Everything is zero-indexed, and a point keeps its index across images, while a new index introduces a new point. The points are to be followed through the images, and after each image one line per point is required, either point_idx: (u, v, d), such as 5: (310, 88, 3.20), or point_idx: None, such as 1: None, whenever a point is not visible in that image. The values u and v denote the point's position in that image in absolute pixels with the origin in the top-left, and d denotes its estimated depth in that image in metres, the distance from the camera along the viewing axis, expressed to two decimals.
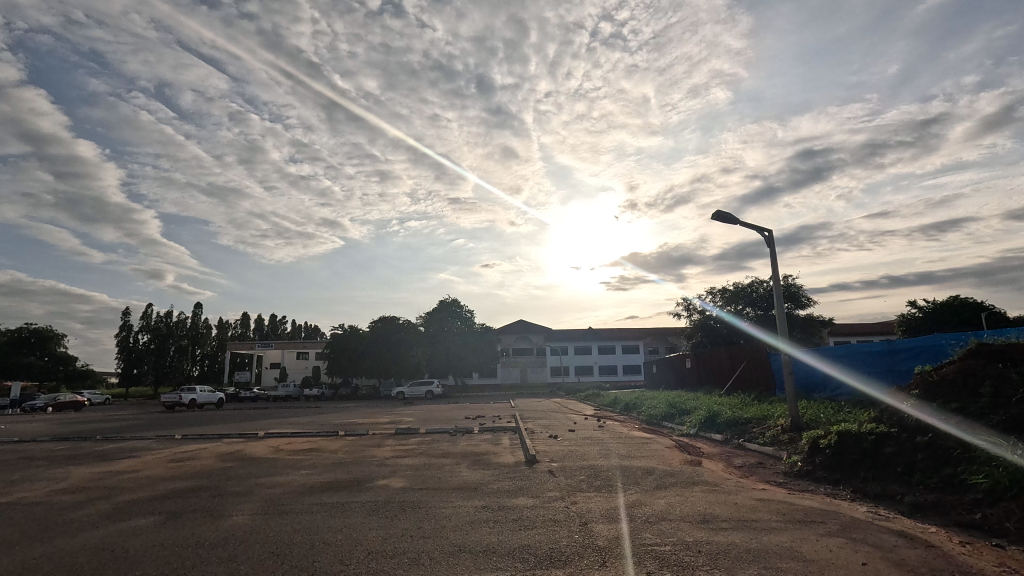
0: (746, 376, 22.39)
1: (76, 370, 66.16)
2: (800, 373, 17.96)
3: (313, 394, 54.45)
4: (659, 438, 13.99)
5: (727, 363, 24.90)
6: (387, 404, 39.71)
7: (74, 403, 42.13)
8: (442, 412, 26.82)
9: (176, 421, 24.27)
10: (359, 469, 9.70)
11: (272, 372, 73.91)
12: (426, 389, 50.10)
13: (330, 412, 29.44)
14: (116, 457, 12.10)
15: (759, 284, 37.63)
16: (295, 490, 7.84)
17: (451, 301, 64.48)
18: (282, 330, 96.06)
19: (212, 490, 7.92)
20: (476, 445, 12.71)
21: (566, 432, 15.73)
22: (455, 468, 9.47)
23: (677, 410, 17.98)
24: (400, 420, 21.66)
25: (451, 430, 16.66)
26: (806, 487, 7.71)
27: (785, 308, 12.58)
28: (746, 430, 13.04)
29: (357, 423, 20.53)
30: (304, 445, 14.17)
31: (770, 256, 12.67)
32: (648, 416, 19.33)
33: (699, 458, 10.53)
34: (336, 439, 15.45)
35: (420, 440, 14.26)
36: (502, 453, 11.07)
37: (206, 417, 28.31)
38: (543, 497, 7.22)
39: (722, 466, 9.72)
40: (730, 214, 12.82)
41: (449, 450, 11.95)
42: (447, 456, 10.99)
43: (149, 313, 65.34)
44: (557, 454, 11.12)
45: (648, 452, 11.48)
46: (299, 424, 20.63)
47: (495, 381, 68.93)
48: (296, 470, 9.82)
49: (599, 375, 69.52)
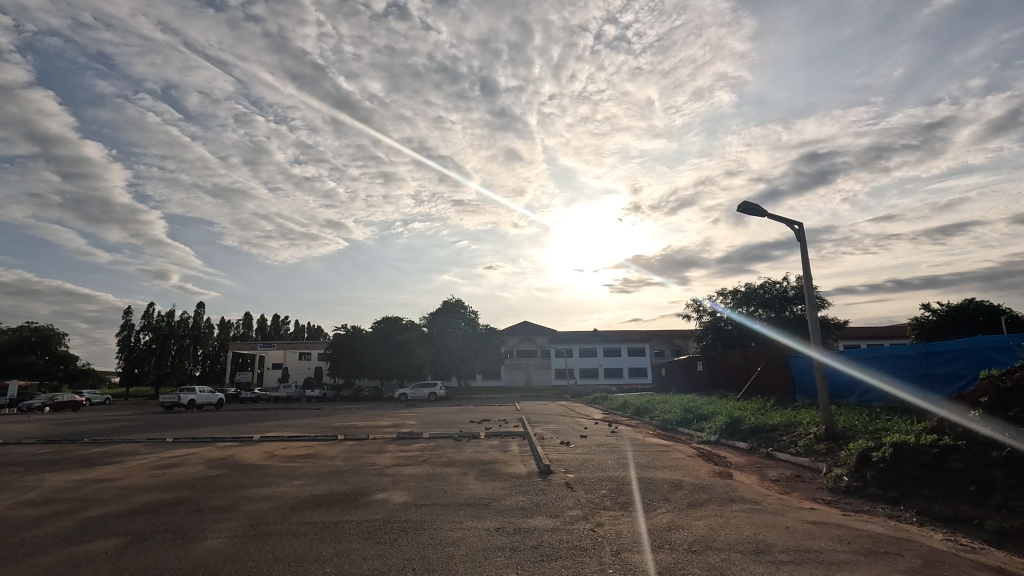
0: (764, 381, 21.51)
1: (76, 369, 65.66)
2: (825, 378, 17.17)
3: (315, 396, 53.80)
4: (678, 445, 13.10)
5: (743, 366, 23.98)
6: (389, 406, 38.91)
7: (72, 403, 41.54)
8: (446, 414, 26.05)
9: (172, 423, 23.57)
10: (356, 479, 8.85)
11: (274, 372, 73.28)
12: (429, 390, 49.26)
13: (329, 415, 28.63)
14: (99, 463, 11.28)
15: (772, 284, 36.64)
16: (283, 505, 6.98)
17: (455, 302, 63.72)
18: (285, 330, 95.55)
19: (192, 504, 7.07)
20: (483, 453, 11.81)
21: (577, 437, 14.88)
22: (463, 480, 8.59)
23: (693, 415, 17.08)
24: (403, 423, 20.85)
25: (456, 434, 15.84)
26: (860, 506, 6.83)
27: (817, 307, 11.68)
28: (773, 438, 12.15)
29: (358, 426, 19.74)
30: (300, 450, 13.36)
31: (800, 251, 11.79)
32: (661, 421, 18.44)
33: (728, 470, 9.64)
34: (334, 444, 14.61)
35: (422, 446, 13.39)
36: (512, 462, 10.20)
37: (205, 419, 27.65)
38: (564, 516, 6.35)
39: (755, 479, 8.84)
40: (758, 205, 11.92)
41: (454, 459, 11.07)
42: (453, 465, 10.14)
43: (151, 313, 64.86)
44: (572, 464, 10.24)
45: (669, 462, 10.60)
46: (298, 427, 19.87)
47: (499, 383, 68.13)
48: (288, 479, 9.00)
49: (605, 377, 68.59)
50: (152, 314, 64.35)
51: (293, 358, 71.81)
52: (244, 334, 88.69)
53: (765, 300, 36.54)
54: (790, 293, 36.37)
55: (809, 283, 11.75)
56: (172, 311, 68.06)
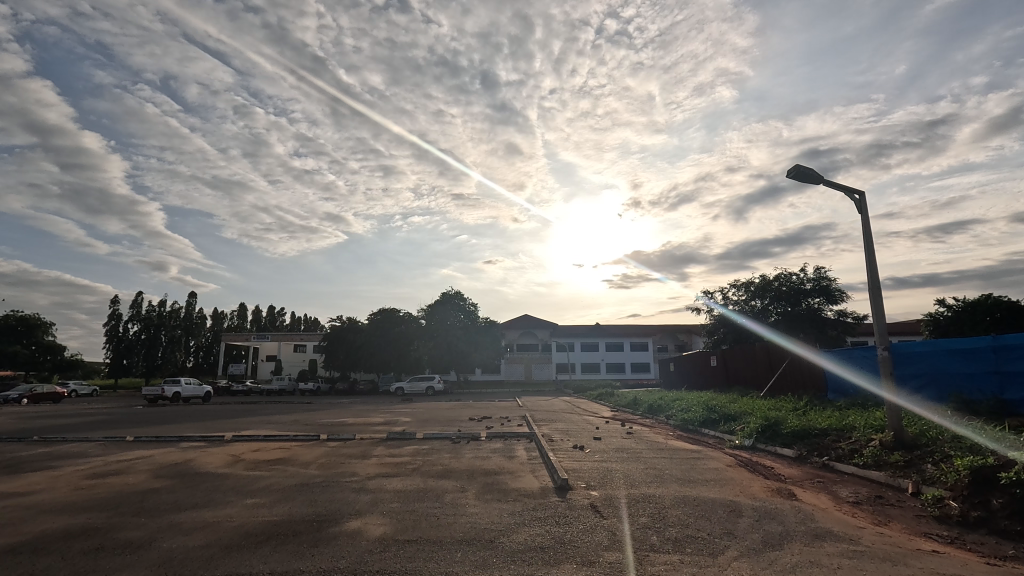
0: (789, 379, 19.85)
1: (64, 360, 63.99)
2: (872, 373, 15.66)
3: (308, 390, 52.45)
4: (710, 452, 11.40)
5: (762, 362, 22.32)
6: (384, 401, 37.27)
7: (52, 395, 39.79)
8: (443, 410, 24.28)
9: (145, 418, 21.78)
10: (330, 498, 7.04)
11: (268, 365, 71.50)
12: (427, 385, 47.95)
13: (318, 410, 26.88)
14: (26, 469, 9.49)
15: (788, 275, 34.72)
16: (217, 542, 5.16)
17: (453, 293, 61.78)
18: (281, 322, 93.83)
19: (95, 539, 5.22)
20: (486, 460, 9.99)
21: (591, 440, 13.13)
22: (460, 502, 6.78)
23: (719, 416, 15.30)
24: (396, 420, 19.12)
25: (453, 435, 14.07)
26: (999, 549, 5.03)
27: (881, 291, 9.88)
28: (824, 443, 10.40)
29: (347, 424, 17.96)
30: (273, 453, 11.59)
31: (861, 224, 10.03)
32: (681, 421, 16.70)
33: (788, 487, 7.87)
34: (315, 445, 12.82)
35: (415, 450, 11.57)
36: (523, 474, 8.41)
37: (185, 413, 25.84)
38: (604, 567, 4.53)
39: (829, 500, 7.03)
40: (813, 170, 10.10)
41: (452, 468, 9.26)
42: (450, 478, 8.34)
43: (140, 303, 62.89)
44: (592, 477, 8.43)
45: (710, 474, 8.83)
46: (280, 424, 18.11)
47: (499, 377, 66.57)
48: (243, 495, 7.17)
49: (607, 373, 66.91)
50: (141, 303, 62.43)
51: (288, 350, 70.31)
52: (238, 325, 86.85)
53: (780, 293, 34.59)
54: (807, 286, 34.48)
55: (871, 262, 9.97)
56: (163, 301, 66.13)
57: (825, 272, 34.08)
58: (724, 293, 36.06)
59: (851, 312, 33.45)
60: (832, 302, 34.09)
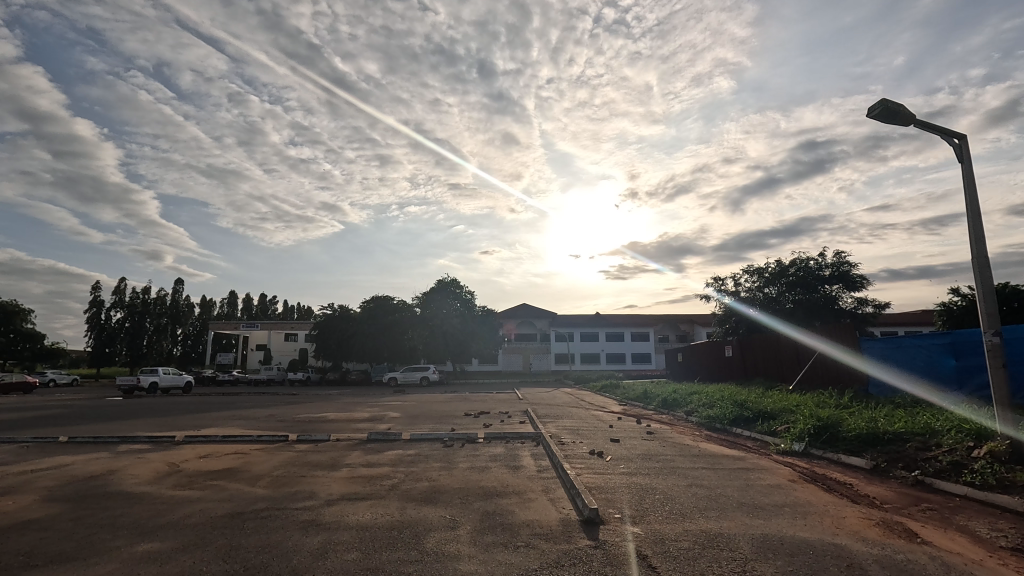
0: (820, 372, 17.91)
1: (44, 348, 61.39)
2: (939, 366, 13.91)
3: (298, 378, 50.30)
4: (756, 460, 9.42)
5: (786, 353, 20.37)
6: (376, 392, 35.30)
7: (23, 385, 37.50)
8: (437, 404, 22.21)
9: (105, 413, 19.67)
10: (263, 543, 4.88)
11: (258, 354, 69.43)
12: (421, 374, 45.96)
13: (302, 403, 24.78)
14: None
15: (806, 261, 32.54)
16: None
17: (449, 280, 59.52)
18: (273, 310, 91.64)
19: None
20: (484, 476, 7.91)
21: (608, 443, 11.11)
22: (450, 551, 4.66)
23: (754, 413, 13.25)
24: (383, 417, 17.04)
25: (446, 436, 12.01)
26: None
27: (987, 261, 7.81)
28: (906, 451, 8.40)
29: (324, 421, 15.82)
30: (225, 461, 9.42)
31: (963, 175, 7.92)
32: (707, 419, 14.65)
33: (894, 519, 5.84)
34: (280, 450, 10.65)
35: (397, 458, 9.44)
36: (535, 502, 6.27)
37: (157, 407, 23.69)
38: None
39: (971, 545, 4.98)
40: (903, 106, 7.90)
41: (442, 489, 7.09)
42: (438, 506, 6.18)
43: (123, 289, 60.24)
44: (624, 501, 6.38)
45: (780, 497, 6.76)
46: (251, 421, 15.93)
47: (496, 368, 64.65)
48: (139, 538, 4.99)
49: (607, 364, 65.03)
50: (124, 289, 59.85)
51: (278, 340, 68.13)
52: (228, 314, 84.56)
53: (796, 280, 32.47)
54: (824, 273, 32.39)
55: (976, 225, 7.88)
56: (147, 287, 63.57)
57: (845, 256, 31.94)
58: (736, 280, 33.90)
59: (871, 301, 31.35)
60: (851, 289, 32.03)
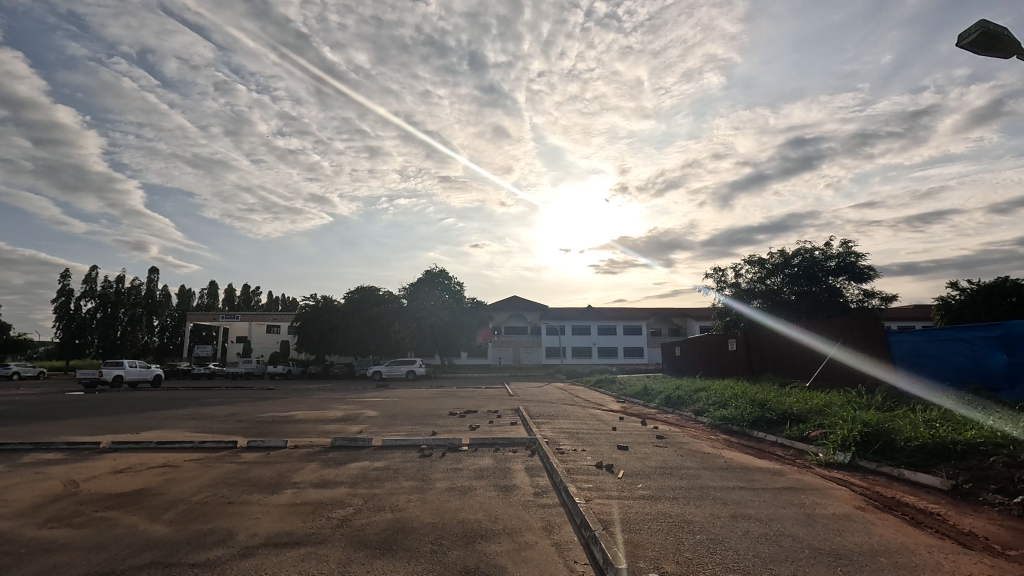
0: (837, 369, 16.43)
1: (10, 341, 58.52)
2: (986, 362, 12.47)
3: (278, 372, 48.15)
4: (797, 475, 7.80)
5: (798, 347, 18.81)
6: (357, 387, 33.40)
7: None
8: (421, 402, 20.43)
9: (48, 412, 17.64)
10: None
11: (237, 346, 66.99)
12: (407, 368, 44.08)
13: (273, 399, 22.88)
14: None
15: (810, 251, 31.02)
16: None
17: (437, 271, 57.47)
18: (256, 301, 89.08)
19: None
20: (468, 503, 6.12)
21: (616, 453, 9.38)
22: None
23: (779, 415, 11.58)
24: (358, 417, 15.24)
25: (424, 441, 10.18)
26: None
27: None
28: (993, 468, 6.76)
29: (279, 423, 13.89)
30: (144, 480, 7.48)
31: None
32: (723, 421, 12.99)
33: None
34: (220, 462, 8.77)
35: (359, 474, 7.61)
36: (532, 551, 4.54)
37: (113, 404, 21.68)
38: None
39: None
40: (1006, 31, 6.16)
41: (409, 526, 5.26)
42: (398, 558, 4.36)
43: (94, 278, 57.34)
44: (655, 551, 4.64)
45: (859, 538, 5.04)
46: (207, 422, 14.04)
47: (485, 361, 63.02)
48: None
49: (599, 358, 63.55)
50: (95, 278, 57.02)
51: (259, 331, 65.78)
52: (209, 305, 81.99)
53: (799, 271, 30.95)
54: (830, 264, 30.89)
55: None
56: (121, 277, 60.75)
57: (852, 247, 30.43)
58: (737, 271, 32.32)
59: (878, 293, 29.85)
60: (857, 280, 30.58)
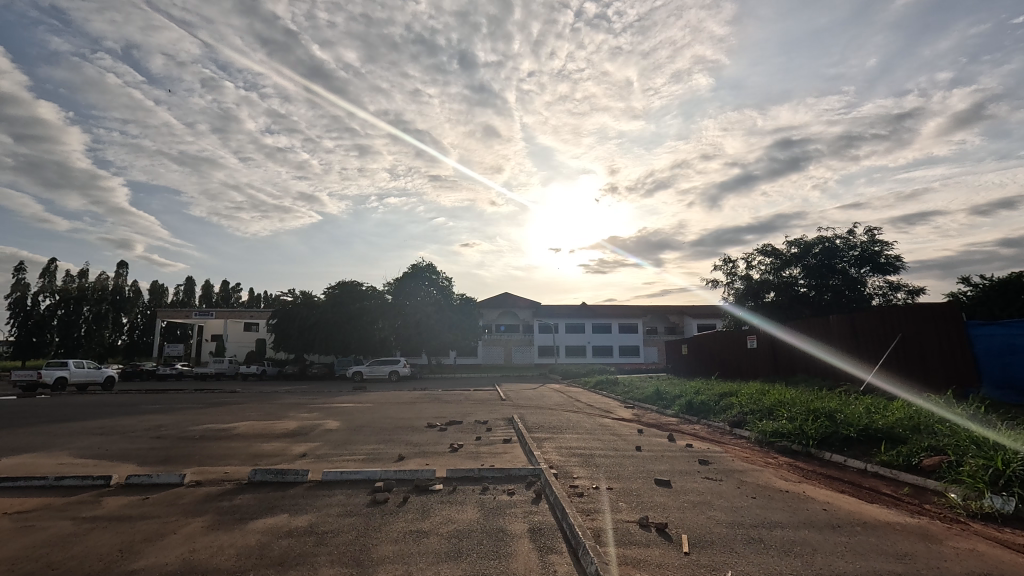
0: (900, 370, 13.77)
1: None
2: None
3: (251, 373, 44.73)
4: (962, 543, 4.87)
5: (842, 348, 16.06)
6: (332, 389, 30.09)
7: None
8: (399, 409, 17.43)
9: None
10: None
11: (212, 345, 63.22)
12: (391, 368, 40.98)
13: (228, 405, 19.68)
14: None
15: (831, 239, 28.35)
16: None
17: (423, 264, 54.19)
18: (236, 299, 85.21)
19: None
20: None
21: (656, 494, 6.43)
22: None
23: (861, 435, 8.73)
24: (314, 432, 12.18)
25: (385, 474, 7.21)
26: None
27: None
28: None
29: (207, 441, 10.77)
30: None
31: None
32: (772, 437, 10.15)
33: None
34: (54, 518, 5.63)
35: (255, 551, 4.54)
36: None
37: (34, 411, 18.43)
38: None
39: None
40: None
41: None
42: None
43: (53, 271, 53.35)
44: None
45: None
46: (111, 440, 10.90)
47: (476, 360, 60.00)
48: None
49: (593, 357, 60.87)
50: (55, 272, 53.08)
51: (236, 330, 62.08)
52: (184, 302, 78.20)
53: (819, 262, 28.28)
54: (851, 253, 28.23)
55: None
56: (84, 270, 56.79)
57: (877, 235, 27.75)
58: (749, 262, 29.58)
59: (905, 286, 27.19)
60: (881, 271, 27.96)
